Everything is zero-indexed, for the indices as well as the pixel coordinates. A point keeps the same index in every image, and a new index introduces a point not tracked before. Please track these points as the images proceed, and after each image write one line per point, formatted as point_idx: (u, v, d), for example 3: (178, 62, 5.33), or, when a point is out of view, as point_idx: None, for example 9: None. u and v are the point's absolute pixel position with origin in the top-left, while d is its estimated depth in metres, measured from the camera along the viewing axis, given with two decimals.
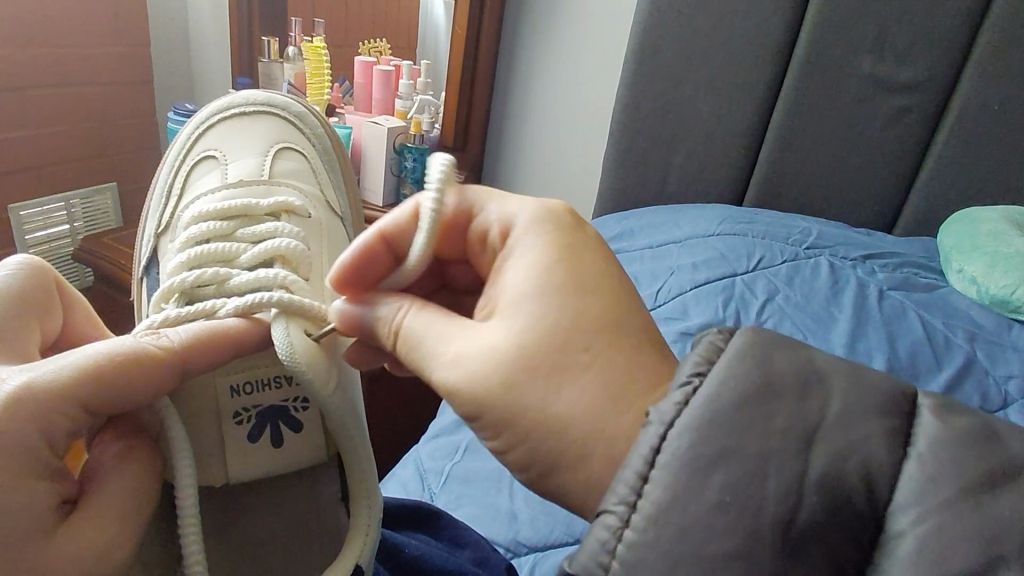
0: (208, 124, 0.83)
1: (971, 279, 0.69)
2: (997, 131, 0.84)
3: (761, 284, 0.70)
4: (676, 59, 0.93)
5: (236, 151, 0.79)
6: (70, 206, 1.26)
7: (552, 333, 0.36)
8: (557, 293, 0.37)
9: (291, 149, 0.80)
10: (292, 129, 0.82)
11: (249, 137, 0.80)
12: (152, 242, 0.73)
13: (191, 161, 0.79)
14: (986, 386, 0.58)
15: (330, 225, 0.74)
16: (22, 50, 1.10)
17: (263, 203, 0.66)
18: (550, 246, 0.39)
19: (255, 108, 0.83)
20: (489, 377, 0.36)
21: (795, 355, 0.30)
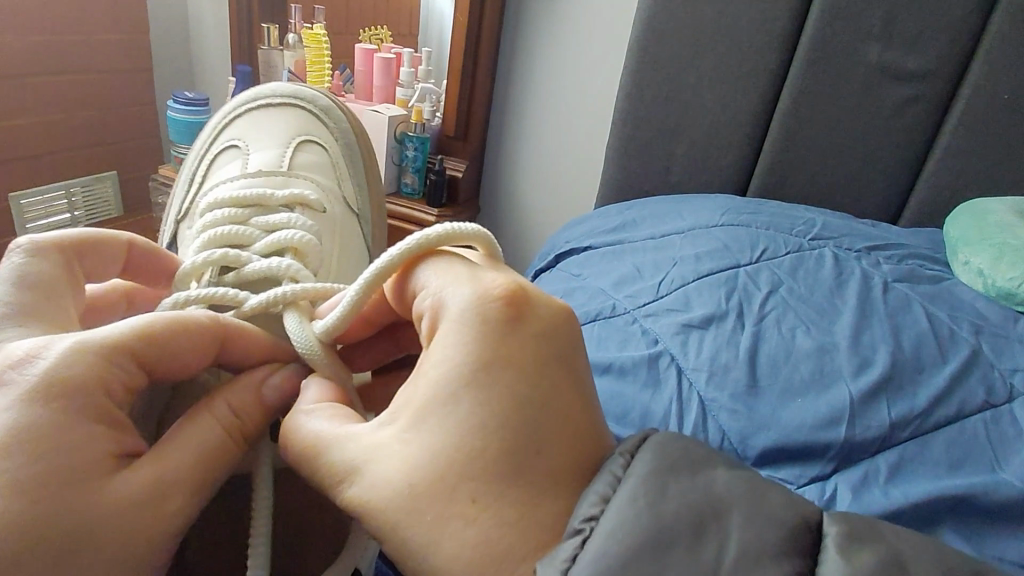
0: (236, 115, 0.85)
1: (978, 271, 0.69)
2: (1005, 121, 0.82)
3: (765, 275, 0.69)
4: (681, 47, 0.92)
5: (258, 142, 0.80)
6: (71, 194, 1.26)
7: (442, 468, 0.35)
8: (471, 403, 0.36)
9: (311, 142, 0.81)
10: (314, 122, 0.83)
11: (272, 128, 0.81)
12: (174, 227, 0.75)
13: (216, 152, 0.82)
14: (991, 380, 0.58)
15: (344, 221, 0.75)
16: (21, 37, 1.10)
17: (278, 194, 0.67)
18: (476, 346, 0.37)
19: (280, 100, 0.85)
20: (380, 506, 0.36)
21: (691, 485, 0.33)
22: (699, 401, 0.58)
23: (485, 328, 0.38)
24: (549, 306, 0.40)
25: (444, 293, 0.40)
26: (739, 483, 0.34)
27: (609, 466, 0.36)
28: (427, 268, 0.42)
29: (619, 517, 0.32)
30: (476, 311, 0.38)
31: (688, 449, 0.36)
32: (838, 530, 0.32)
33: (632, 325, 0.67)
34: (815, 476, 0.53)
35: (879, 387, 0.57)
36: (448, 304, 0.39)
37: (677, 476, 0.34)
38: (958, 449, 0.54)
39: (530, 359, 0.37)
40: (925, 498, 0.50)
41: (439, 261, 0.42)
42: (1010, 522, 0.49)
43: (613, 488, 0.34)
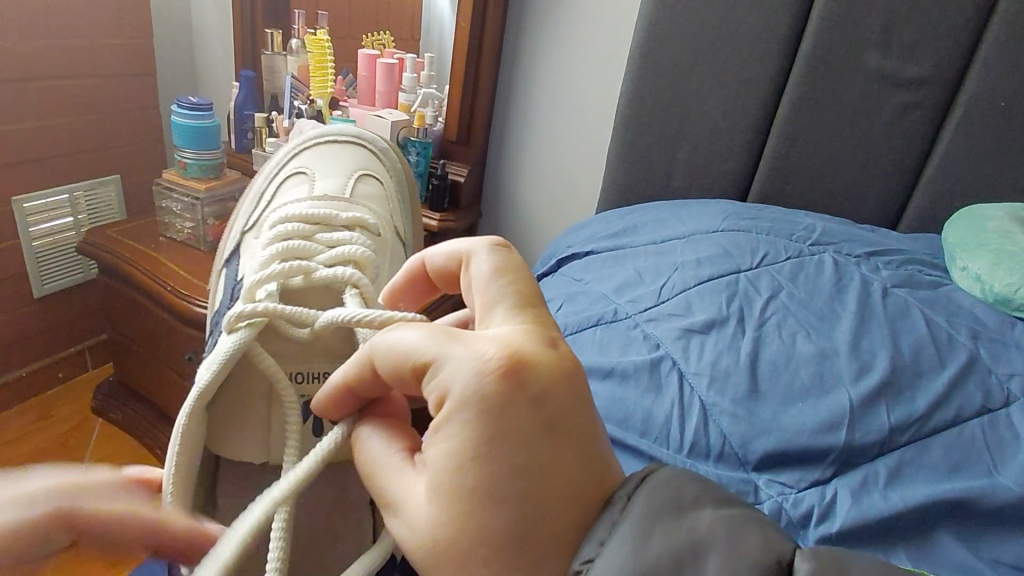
0: (301, 148, 0.84)
1: (976, 277, 0.70)
2: (1001, 127, 0.83)
3: (765, 281, 0.70)
4: (681, 52, 0.93)
5: (325, 168, 0.80)
6: (74, 198, 1.27)
7: (465, 530, 0.33)
8: (479, 466, 0.32)
9: (371, 175, 0.81)
10: (374, 160, 0.84)
11: (338, 160, 0.81)
12: (236, 238, 0.73)
13: (283, 173, 0.80)
14: (988, 384, 0.59)
15: (394, 247, 0.74)
16: (26, 42, 1.11)
17: (342, 215, 0.68)
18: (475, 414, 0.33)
19: (346, 138, 0.86)
20: (418, 556, 0.34)
21: (675, 530, 0.32)
22: (701, 405, 0.59)
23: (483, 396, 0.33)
24: (546, 354, 0.35)
25: (433, 373, 0.34)
26: (721, 525, 0.32)
27: (606, 513, 0.33)
28: (396, 353, 0.36)
29: (609, 565, 0.31)
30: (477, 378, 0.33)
31: (680, 487, 0.34)
32: (809, 566, 0.30)
33: (634, 330, 0.68)
34: (815, 480, 0.54)
35: (879, 391, 0.58)
36: (436, 376, 0.34)
37: (663, 522, 0.32)
38: (957, 454, 0.54)
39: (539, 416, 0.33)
40: (924, 502, 0.51)
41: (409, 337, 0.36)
42: (1008, 524, 0.50)
43: (610, 531, 0.32)
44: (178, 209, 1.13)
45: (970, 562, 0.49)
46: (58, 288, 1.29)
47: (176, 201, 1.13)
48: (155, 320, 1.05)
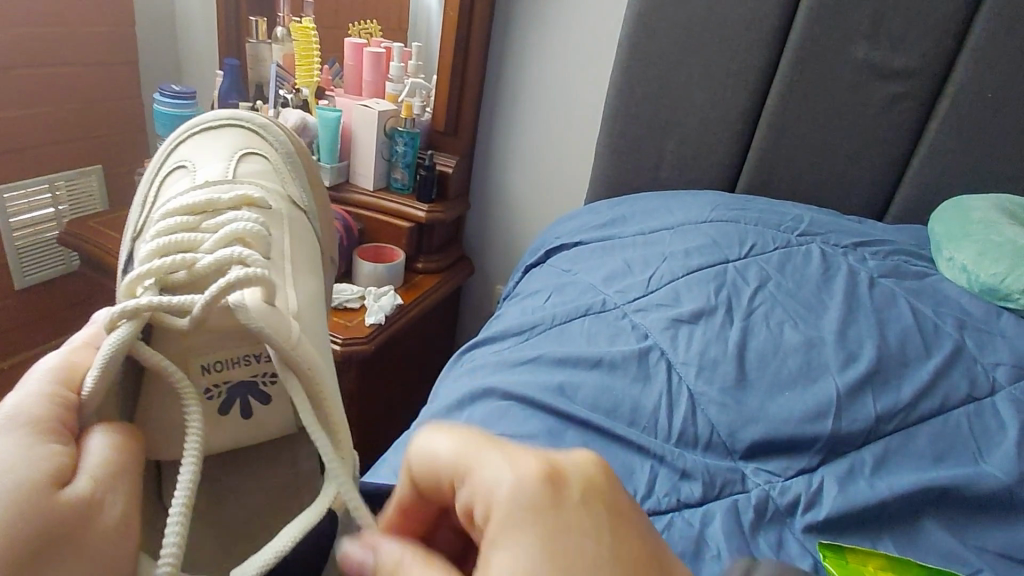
0: (178, 141, 0.75)
1: (963, 267, 0.70)
2: (988, 119, 0.84)
3: (754, 271, 0.70)
4: (671, 43, 0.93)
5: (204, 159, 0.71)
6: (56, 189, 1.25)
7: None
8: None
9: (256, 156, 0.73)
10: (254, 138, 0.75)
11: (215, 146, 0.73)
12: (128, 247, 0.65)
13: (164, 170, 0.72)
14: (975, 373, 0.59)
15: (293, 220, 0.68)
16: (5, 29, 1.08)
17: (227, 195, 0.61)
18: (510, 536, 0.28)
19: (218, 123, 0.76)
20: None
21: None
22: (689, 395, 0.59)
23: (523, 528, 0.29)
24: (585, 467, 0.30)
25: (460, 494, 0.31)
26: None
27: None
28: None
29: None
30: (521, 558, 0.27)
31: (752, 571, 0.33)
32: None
33: (622, 321, 0.68)
34: (802, 468, 0.54)
35: (867, 380, 0.58)
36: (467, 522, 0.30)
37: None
38: (943, 441, 0.55)
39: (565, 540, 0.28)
40: (911, 490, 0.51)
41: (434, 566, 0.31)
42: (993, 509, 0.51)
43: None
44: None
45: (957, 549, 0.49)
46: (40, 280, 1.27)
47: None
48: None
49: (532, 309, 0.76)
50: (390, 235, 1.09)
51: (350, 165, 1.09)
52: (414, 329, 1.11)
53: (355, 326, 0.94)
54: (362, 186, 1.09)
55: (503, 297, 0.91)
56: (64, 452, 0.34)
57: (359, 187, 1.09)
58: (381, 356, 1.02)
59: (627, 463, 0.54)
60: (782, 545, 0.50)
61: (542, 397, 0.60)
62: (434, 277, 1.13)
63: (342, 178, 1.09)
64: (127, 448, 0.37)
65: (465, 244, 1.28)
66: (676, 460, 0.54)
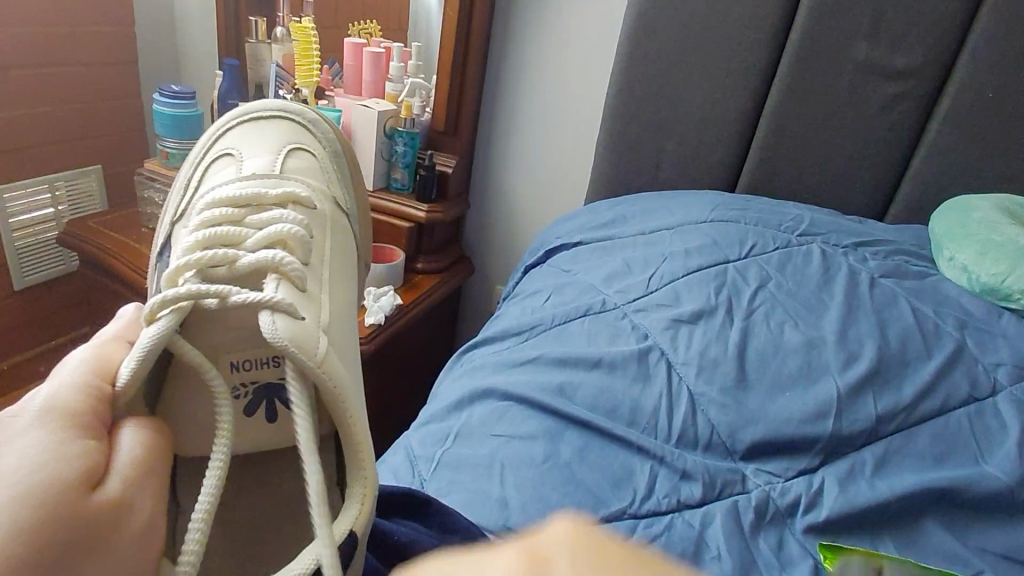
0: (226, 126, 0.75)
1: (963, 267, 0.70)
2: (988, 119, 0.84)
3: (754, 271, 0.70)
4: (671, 42, 0.93)
5: (252, 147, 0.71)
6: (55, 189, 1.25)
7: None
8: None
9: (302, 151, 0.72)
10: (302, 132, 0.74)
11: (264, 135, 0.72)
12: (167, 229, 0.65)
13: (210, 156, 0.72)
14: (975, 373, 0.59)
15: (336, 222, 0.68)
16: (5, 28, 1.08)
17: (271, 193, 0.62)
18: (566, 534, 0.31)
19: (270, 111, 0.75)
20: None
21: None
22: (689, 395, 0.59)
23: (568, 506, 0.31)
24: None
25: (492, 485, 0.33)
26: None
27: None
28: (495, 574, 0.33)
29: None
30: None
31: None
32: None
33: (622, 321, 0.68)
34: (802, 469, 0.54)
35: (866, 380, 0.58)
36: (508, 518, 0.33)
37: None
38: (943, 442, 0.54)
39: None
40: (911, 491, 0.51)
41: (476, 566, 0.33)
42: (992, 510, 0.51)
43: None
44: (161, 199, 1.11)
45: (955, 549, 0.49)
46: (39, 280, 1.27)
47: (159, 192, 1.10)
48: None
49: (532, 309, 0.75)
50: (390, 234, 1.09)
51: None
52: (414, 330, 1.11)
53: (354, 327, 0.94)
54: None
55: (503, 297, 0.91)
56: (93, 452, 0.34)
57: None
58: (380, 357, 1.02)
59: (626, 463, 0.54)
60: (780, 547, 0.50)
61: (542, 397, 0.59)
62: (435, 277, 1.13)
63: None
64: (155, 446, 0.38)
65: (465, 244, 1.28)
66: (676, 460, 0.54)
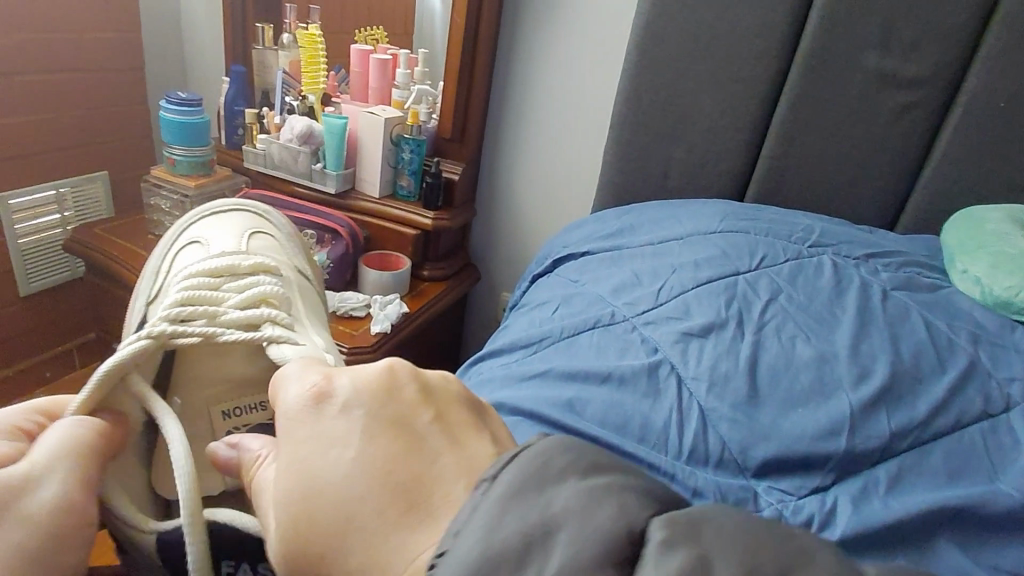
0: (183, 226, 0.78)
1: (976, 280, 0.69)
2: (1000, 128, 0.83)
3: (765, 283, 0.69)
4: (679, 51, 0.92)
5: (216, 233, 0.75)
6: (61, 194, 1.25)
7: (374, 461, 0.34)
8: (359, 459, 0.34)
9: (264, 234, 0.77)
10: (259, 220, 0.79)
11: (224, 223, 0.76)
12: (139, 311, 0.66)
13: (172, 248, 0.74)
14: (989, 388, 0.58)
15: (303, 291, 0.73)
16: (11, 35, 1.08)
17: (245, 263, 0.66)
18: (367, 428, 0.35)
19: (227, 206, 0.80)
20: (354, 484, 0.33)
21: (532, 506, 0.29)
22: (700, 411, 0.58)
23: (371, 401, 0.37)
24: None
25: (334, 377, 0.38)
26: (578, 499, 0.29)
27: (475, 489, 0.31)
28: (306, 463, 0.34)
29: (461, 553, 0.28)
30: (359, 476, 0.34)
31: (549, 459, 0.31)
32: (660, 534, 0.28)
33: (631, 334, 0.67)
34: (815, 487, 0.53)
35: (880, 396, 0.57)
36: (329, 409, 0.36)
37: (521, 500, 0.30)
38: (956, 460, 0.54)
39: (412, 429, 0.36)
40: (925, 510, 0.50)
41: (291, 452, 0.35)
42: (1008, 531, 0.50)
43: (471, 514, 0.30)
44: (168, 207, 1.11)
45: (971, 569, 0.48)
46: (44, 286, 1.27)
47: (166, 198, 1.11)
48: None
49: (539, 320, 0.75)
50: (396, 241, 1.08)
51: (357, 173, 1.08)
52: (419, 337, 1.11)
53: (361, 335, 0.93)
54: (368, 193, 1.08)
55: (510, 306, 0.91)
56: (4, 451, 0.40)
57: (365, 194, 1.09)
58: None
59: None
60: None
61: (550, 412, 0.59)
62: (440, 285, 1.13)
63: (347, 185, 1.09)
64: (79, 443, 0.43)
65: (471, 251, 1.28)
66: (687, 478, 0.53)
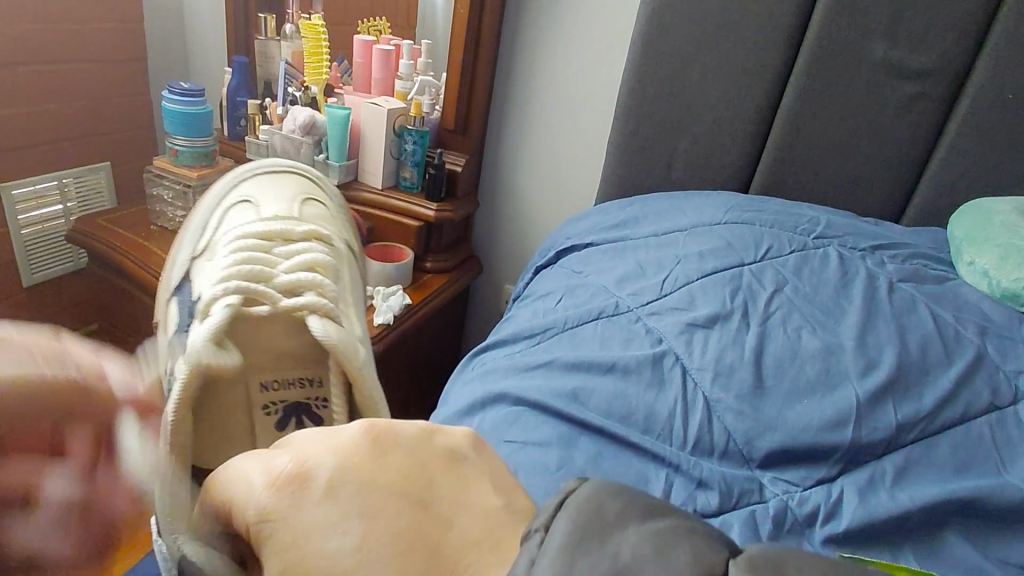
0: (238, 179, 0.79)
1: (983, 272, 0.69)
2: (1009, 121, 0.82)
3: (770, 274, 0.69)
4: (685, 41, 0.91)
5: (268, 192, 0.75)
6: (64, 185, 1.25)
7: (382, 531, 0.33)
8: (361, 526, 0.33)
9: (315, 199, 0.77)
10: (310, 183, 0.79)
11: (280, 183, 0.77)
12: (187, 265, 0.68)
13: (226, 203, 0.75)
14: (997, 381, 0.58)
15: (350, 259, 0.74)
16: (13, 25, 1.08)
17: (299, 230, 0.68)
18: (364, 510, 0.33)
19: (279, 165, 0.80)
20: (361, 551, 0.32)
21: (600, 557, 0.29)
22: (705, 402, 0.58)
23: (358, 473, 0.35)
24: None
25: (308, 458, 0.35)
26: (647, 544, 0.29)
27: (525, 545, 0.31)
28: (301, 543, 0.32)
29: None
30: (364, 548, 0.32)
31: (602, 506, 0.32)
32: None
33: (635, 324, 0.67)
34: (822, 478, 0.53)
35: (886, 388, 0.56)
36: (309, 492, 0.34)
37: (586, 550, 0.29)
38: (963, 453, 0.53)
39: (413, 494, 0.35)
40: (932, 501, 0.49)
41: (285, 551, 0.32)
42: (1016, 525, 0.49)
43: (530, 568, 0.29)
44: (171, 197, 1.10)
45: (980, 562, 0.47)
46: (47, 276, 1.27)
47: (168, 188, 1.11)
48: (145, 310, 1.03)
49: (543, 311, 0.75)
50: (399, 233, 1.08)
51: (360, 165, 1.08)
52: (421, 330, 1.10)
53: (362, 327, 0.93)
54: (371, 185, 1.08)
55: (513, 299, 0.90)
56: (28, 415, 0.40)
57: (368, 186, 1.08)
58: (387, 357, 1.01)
59: (641, 472, 0.53)
60: None
61: (555, 402, 0.59)
62: (443, 277, 1.12)
63: (350, 176, 1.08)
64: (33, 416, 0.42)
65: (473, 244, 1.27)
66: (693, 469, 0.53)
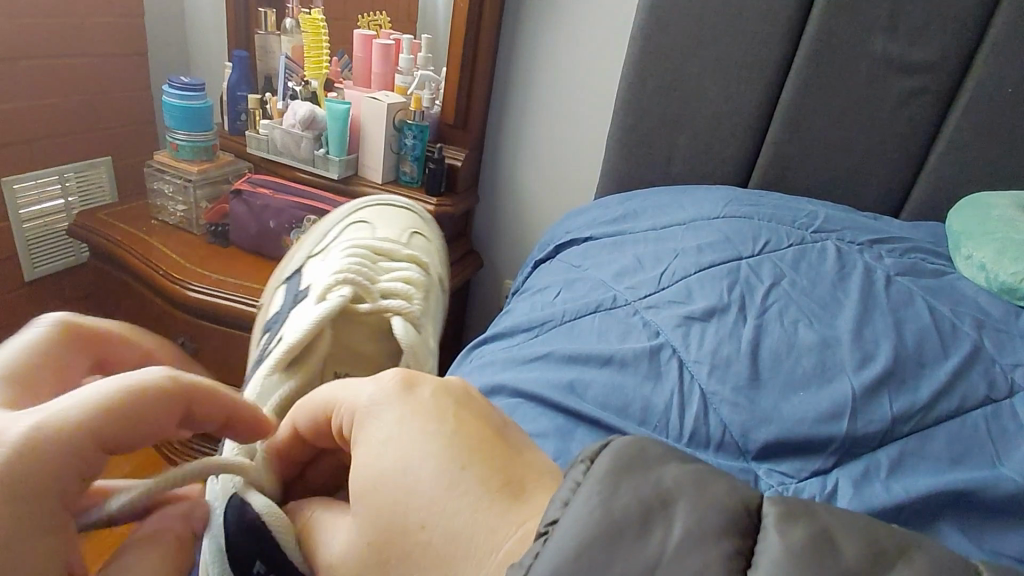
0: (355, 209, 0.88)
1: (981, 266, 0.69)
2: (1009, 114, 0.82)
3: (767, 267, 0.69)
4: (684, 36, 0.91)
5: (388, 224, 0.84)
6: (65, 180, 1.25)
7: (467, 437, 0.37)
8: (450, 429, 0.37)
9: (420, 239, 0.85)
10: (416, 224, 0.88)
11: (395, 220, 0.85)
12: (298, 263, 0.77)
13: (343, 224, 0.84)
14: (993, 374, 0.58)
15: (437, 292, 0.80)
16: (15, 20, 1.08)
17: (406, 251, 0.75)
18: (453, 420, 0.38)
19: (394, 208, 0.90)
20: (448, 448, 0.36)
21: (643, 481, 0.28)
22: (701, 394, 0.58)
23: (453, 395, 0.39)
24: None
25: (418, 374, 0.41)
26: (688, 478, 0.29)
27: (569, 473, 0.30)
28: (393, 449, 0.37)
29: (577, 514, 0.27)
30: (448, 448, 0.36)
31: (645, 445, 0.31)
32: (775, 509, 0.27)
33: (633, 318, 0.67)
34: (816, 469, 0.53)
35: (882, 381, 0.57)
36: (411, 397, 0.39)
37: (631, 474, 0.29)
38: (959, 445, 0.53)
39: (494, 427, 0.38)
40: (925, 492, 0.49)
41: (385, 428, 0.37)
42: (1013, 518, 0.49)
43: (574, 491, 0.29)
44: (172, 191, 1.11)
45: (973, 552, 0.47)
46: (49, 271, 1.27)
47: (168, 183, 1.11)
48: (145, 304, 1.04)
49: (542, 304, 0.75)
50: None
51: (360, 159, 1.08)
52: None
53: None
54: (371, 179, 1.08)
55: (512, 292, 0.90)
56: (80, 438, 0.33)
57: (368, 180, 1.08)
58: None
59: None
60: None
61: (551, 394, 0.59)
62: None
63: (350, 170, 1.09)
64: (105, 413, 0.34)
65: (473, 239, 1.27)
66: None
